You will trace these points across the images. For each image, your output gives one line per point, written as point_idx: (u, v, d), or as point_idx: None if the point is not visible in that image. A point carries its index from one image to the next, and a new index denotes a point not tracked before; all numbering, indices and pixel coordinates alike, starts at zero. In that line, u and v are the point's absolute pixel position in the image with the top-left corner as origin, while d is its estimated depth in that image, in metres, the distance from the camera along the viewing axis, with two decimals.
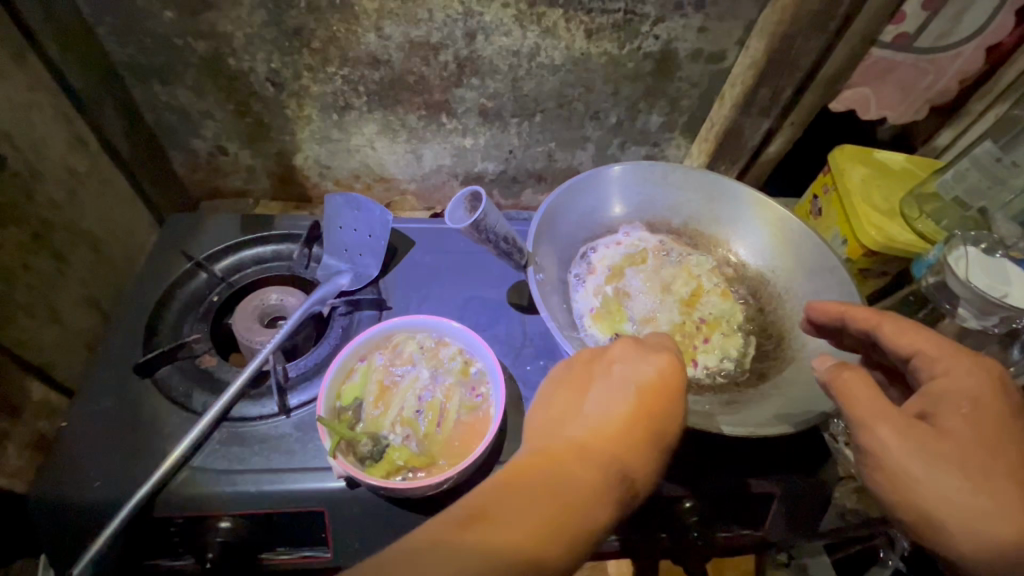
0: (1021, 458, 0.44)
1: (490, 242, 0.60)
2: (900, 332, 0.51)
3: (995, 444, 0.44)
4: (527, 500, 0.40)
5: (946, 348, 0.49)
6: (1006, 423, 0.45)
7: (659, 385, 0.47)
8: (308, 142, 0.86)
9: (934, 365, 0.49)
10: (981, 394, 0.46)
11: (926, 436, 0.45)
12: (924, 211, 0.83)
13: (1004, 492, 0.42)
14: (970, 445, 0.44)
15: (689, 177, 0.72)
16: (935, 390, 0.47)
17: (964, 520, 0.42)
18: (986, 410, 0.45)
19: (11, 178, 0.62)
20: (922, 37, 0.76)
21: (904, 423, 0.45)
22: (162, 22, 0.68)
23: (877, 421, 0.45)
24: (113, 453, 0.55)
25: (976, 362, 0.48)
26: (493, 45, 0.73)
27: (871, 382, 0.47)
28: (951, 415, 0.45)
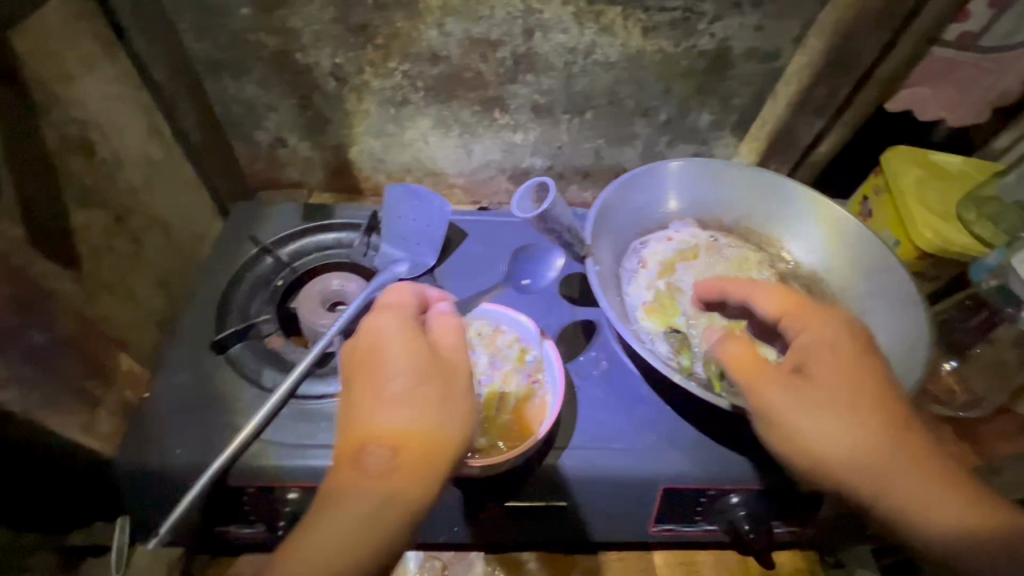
0: (879, 392, 0.50)
1: (552, 232, 0.63)
2: (768, 296, 0.56)
3: (857, 377, 0.50)
4: (369, 471, 0.43)
5: (807, 308, 0.55)
6: (861, 355, 0.51)
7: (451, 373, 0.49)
8: (364, 135, 0.88)
9: (795, 319, 0.55)
10: (839, 337, 0.52)
11: (796, 386, 0.50)
12: (983, 213, 0.81)
13: (869, 418, 0.49)
14: (832, 384, 0.50)
15: (743, 175, 0.72)
16: (801, 344, 0.53)
17: (844, 453, 0.48)
18: (843, 350, 0.51)
19: (99, 165, 0.66)
20: (987, 36, 0.75)
21: (780, 377, 0.51)
22: (237, 18, 0.72)
23: (756, 379, 0.51)
24: (191, 425, 0.58)
25: (833, 312, 0.54)
26: (550, 42, 0.75)
27: (748, 346, 0.53)
28: (816, 362, 0.51)
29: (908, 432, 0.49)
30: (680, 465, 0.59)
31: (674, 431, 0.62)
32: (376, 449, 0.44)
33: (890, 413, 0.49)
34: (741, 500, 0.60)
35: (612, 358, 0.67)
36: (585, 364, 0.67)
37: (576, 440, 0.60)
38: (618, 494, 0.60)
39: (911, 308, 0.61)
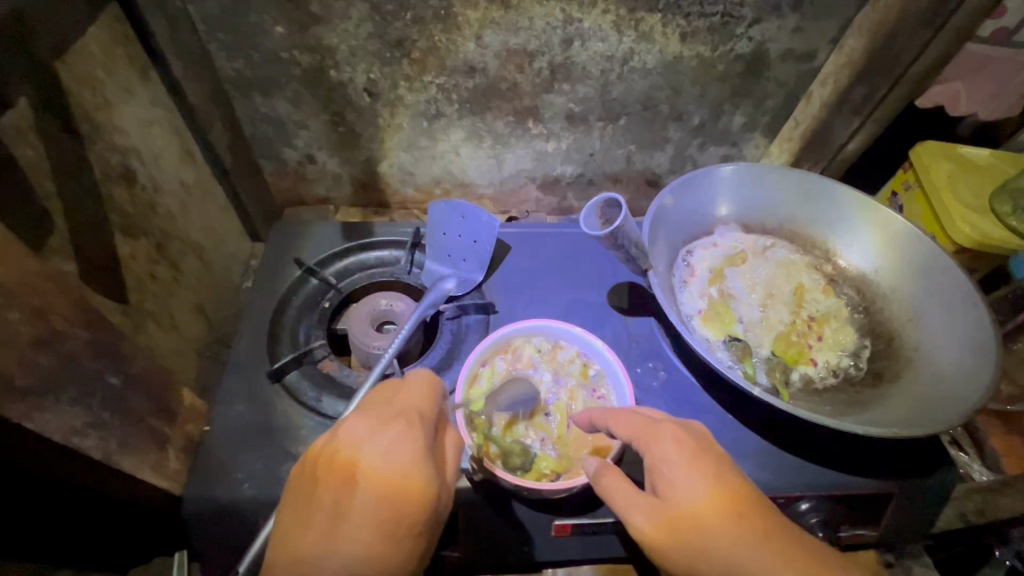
0: (726, 496, 0.43)
1: (622, 249, 0.61)
2: (621, 419, 0.51)
3: (699, 495, 0.43)
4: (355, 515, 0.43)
5: (648, 423, 0.49)
6: (710, 467, 0.45)
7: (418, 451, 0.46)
8: (395, 149, 0.87)
9: (642, 444, 0.48)
10: (674, 453, 0.46)
11: (657, 515, 0.44)
12: (1018, 205, 0.80)
13: (712, 537, 0.42)
14: (692, 512, 0.43)
15: (787, 178, 0.72)
16: (650, 464, 0.47)
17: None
18: (691, 472, 0.45)
19: (140, 192, 0.65)
20: (1020, 32, 0.75)
21: (637, 505, 0.45)
22: (271, 37, 0.70)
23: (632, 516, 0.45)
24: (256, 457, 0.58)
25: (665, 425, 0.48)
26: (588, 50, 0.74)
27: (622, 480, 0.47)
28: (665, 485, 0.45)
29: (778, 537, 0.42)
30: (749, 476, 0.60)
31: (737, 440, 0.63)
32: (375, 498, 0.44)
33: (762, 525, 0.42)
34: (810, 506, 0.59)
35: (669, 367, 0.67)
36: (643, 375, 0.66)
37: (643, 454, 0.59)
38: None
39: (970, 307, 0.61)
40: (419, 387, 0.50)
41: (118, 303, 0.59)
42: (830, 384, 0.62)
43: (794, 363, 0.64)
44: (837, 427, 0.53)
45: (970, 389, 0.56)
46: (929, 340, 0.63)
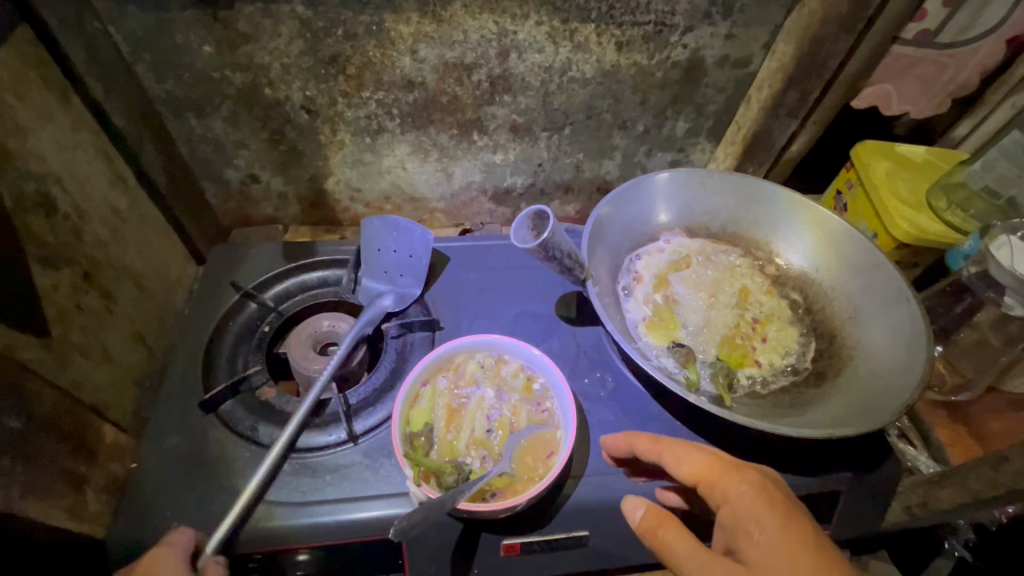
0: (816, 564, 0.41)
1: (555, 260, 0.60)
2: (683, 457, 0.49)
3: (788, 559, 0.42)
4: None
5: (715, 466, 0.48)
6: (792, 527, 0.43)
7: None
8: (340, 166, 0.86)
9: (711, 489, 0.47)
10: (757, 509, 0.44)
11: (734, 574, 0.42)
12: (951, 201, 0.84)
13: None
14: (769, 570, 0.42)
15: (726, 182, 0.73)
16: (726, 517, 0.46)
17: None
18: (768, 528, 0.43)
19: (61, 219, 0.62)
20: (942, 33, 0.77)
21: (709, 562, 0.43)
22: (199, 57, 0.69)
23: (700, 574, 0.43)
24: (186, 494, 0.55)
25: (743, 471, 0.47)
26: (525, 62, 0.74)
27: (686, 533, 0.46)
28: (747, 544, 0.43)
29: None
30: None
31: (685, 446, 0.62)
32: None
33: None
34: None
35: (617, 375, 0.67)
36: (591, 385, 0.66)
37: (590, 466, 0.59)
38: None
39: (903, 304, 0.62)
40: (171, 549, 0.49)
41: (36, 338, 0.56)
42: (773, 385, 0.63)
43: (738, 366, 0.64)
44: (776, 430, 0.53)
45: (905, 384, 0.56)
46: (868, 337, 0.64)
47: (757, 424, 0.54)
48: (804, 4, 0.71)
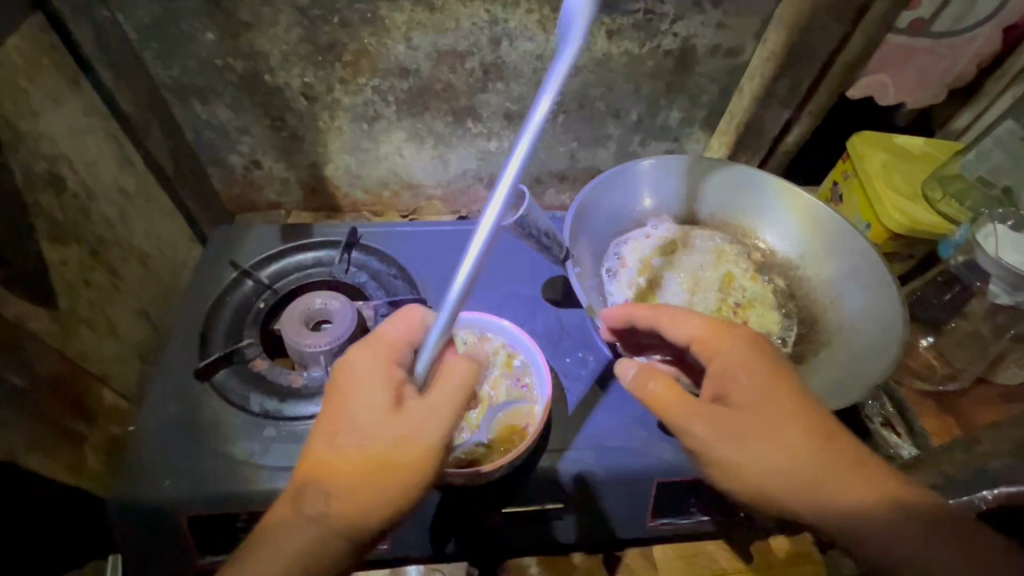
0: (795, 405, 0.50)
1: (531, 238, 0.62)
2: (684, 322, 0.55)
3: (772, 399, 0.50)
4: (330, 458, 0.46)
5: (713, 328, 0.54)
6: (777, 376, 0.51)
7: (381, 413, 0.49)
8: (339, 152, 0.88)
9: (708, 346, 0.54)
10: (748, 360, 0.51)
11: (717, 414, 0.50)
12: (947, 192, 0.82)
13: (779, 437, 0.48)
14: (753, 407, 0.50)
15: (712, 169, 0.74)
16: (716, 368, 0.52)
17: (768, 476, 0.48)
18: (756, 372, 0.51)
19: (70, 197, 0.65)
20: (936, 23, 0.77)
21: (701, 407, 0.50)
22: (202, 44, 0.71)
23: (690, 415, 0.50)
24: (181, 458, 0.58)
25: (738, 331, 0.54)
26: (517, 50, 0.76)
27: (675, 381, 0.52)
28: (737, 391, 0.51)
29: (835, 443, 0.49)
30: (676, 457, 0.60)
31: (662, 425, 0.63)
32: (337, 450, 0.46)
33: (822, 428, 0.49)
34: None
35: (600, 355, 0.68)
36: (572, 365, 0.68)
37: (568, 441, 0.61)
38: (617, 493, 0.60)
39: (884, 289, 0.63)
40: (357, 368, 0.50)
41: (44, 309, 0.60)
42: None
43: None
44: None
45: (879, 366, 0.57)
46: (848, 322, 0.64)
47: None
48: None
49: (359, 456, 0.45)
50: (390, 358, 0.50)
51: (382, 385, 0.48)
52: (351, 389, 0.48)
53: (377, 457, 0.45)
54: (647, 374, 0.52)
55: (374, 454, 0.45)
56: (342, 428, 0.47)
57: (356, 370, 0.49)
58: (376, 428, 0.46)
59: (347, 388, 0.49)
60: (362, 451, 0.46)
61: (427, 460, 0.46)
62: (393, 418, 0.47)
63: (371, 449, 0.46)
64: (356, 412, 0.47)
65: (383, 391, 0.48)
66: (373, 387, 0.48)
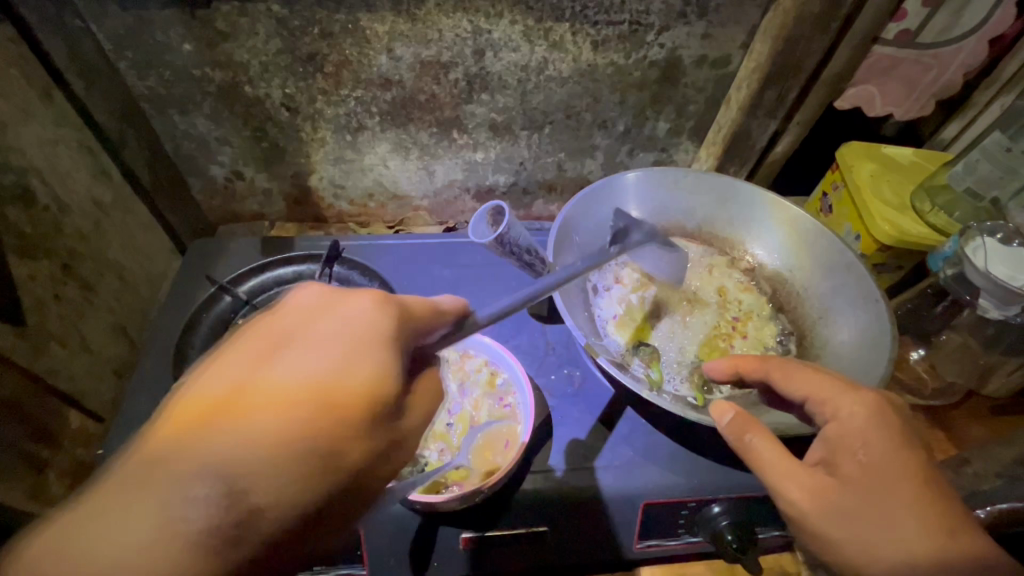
0: (919, 489, 0.42)
1: (512, 254, 0.64)
2: (797, 375, 0.49)
3: (891, 479, 0.43)
4: (250, 411, 0.33)
5: (832, 386, 0.48)
6: (904, 453, 0.44)
7: (358, 336, 0.37)
8: (322, 163, 0.87)
9: (825, 408, 0.47)
10: (870, 430, 0.45)
11: (823, 485, 0.44)
12: (936, 204, 0.81)
13: (893, 520, 0.41)
14: (869, 486, 0.43)
15: (700, 181, 0.73)
16: (830, 434, 0.46)
17: (874, 562, 0.41)
18: (876, 447, 0.44)
19: (41, 210, 0.63)
20: (924, 32, 0.76)
21: (795, 471, 0.45)
22: (179, 54, 0.70)
23: (783, 480, 0.45)
24: None
25: (862, 394, 0.47)
26: (502, 61, 0.75)
27: (776, 441, 0.46)
28: (848, 461, 0.44)
29: (959, 539, 0.41)
30: (656, 479, 0.59)
31: (648, 445, 0.62)
32: (221, 440, 0.32)
33: (948, 521, 0.41)
34: (723, 509, 0.59)
35: (585, 372, 0.67)
36: (557, 382, 0.67)
37: (551, 462, 0.59)
38: (599, 515, 0.58)
39: (872, 304, 0.62)
40: (361, 312, 0.38)
41: (11, 327, 0.58)
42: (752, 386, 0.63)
43: None
44: None
45: (866, 382, 0.56)
46: (836, 338, 0.64)
47: None
48: (779, 4, 0.71)
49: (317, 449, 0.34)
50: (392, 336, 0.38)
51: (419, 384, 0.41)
52: (319, 345, 0.37)
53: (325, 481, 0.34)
54: (750, 425, 0.47)
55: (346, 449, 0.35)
56: (295, 379, 0.35)
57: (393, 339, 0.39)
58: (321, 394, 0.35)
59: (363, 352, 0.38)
60: (323, 460, 0.34)
61: (297, 520, 0.33)
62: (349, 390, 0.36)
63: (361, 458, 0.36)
64: (300, 383, 0.35)
65: (368, 358, 0.37)
66: (343, 368, 0.36)
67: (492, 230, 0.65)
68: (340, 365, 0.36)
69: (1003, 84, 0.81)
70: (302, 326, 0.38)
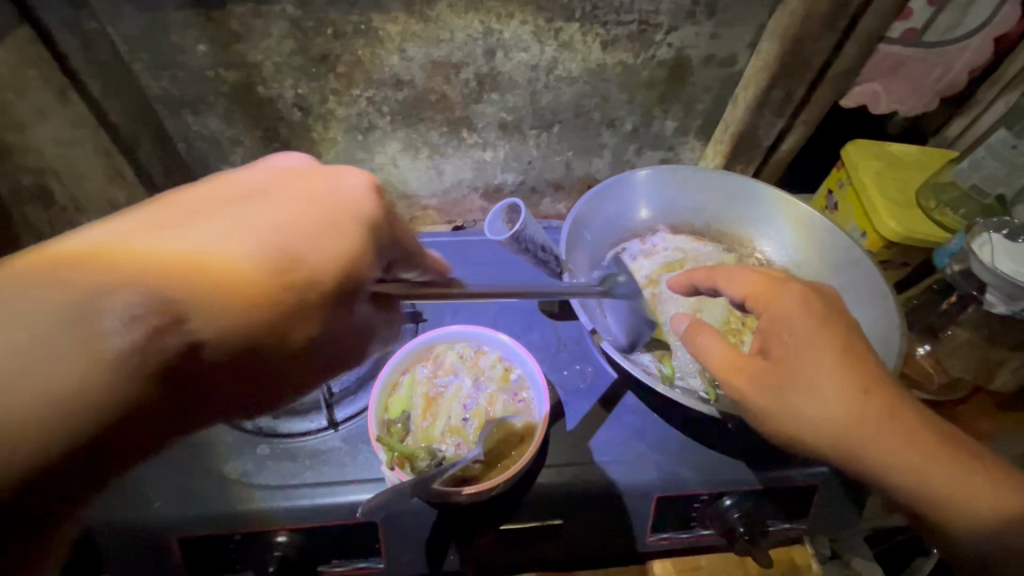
0: (841, 358, 0.47)
1: (528, 250, 0.65)
2: (735, 277, 0.53)
3: (816, 354, 0.47)
4: (112, 262, 0.35)
5: (767, 284, 0.52)
6: (829, 331, 0.48)
7: (241, 221, 0.41)
8: (333, 163, 0.87)
9: (760, 303, 0.52)
10: (796, 315, 0.49)
11: (760, 370, 0.50)
12: (941, 201, 0.82)
13: (819, 389, 0.47)
14: (798, 361, 0.48)
15: (709, 178, 0.74)
16: (766, 324, 0.51)
17: (806, 427, 0.47)
18: (802, 326, 0.48)
19: None
20: (930, 31, 0.77)
21: (736, 362, 0.51)
22: (194, 55, 0.70)
23: (727, 371, 0.51)
24: (169, 477, 0.56)
25: (792, 286, 0.51)
26: (512, 60, 0.76)
27: (718, 337, 0.52)
28: (778, 344, 0.49)
29: (879, 396, 0.46)
30: (671, 473, 0.59)
31: (661, 439, 0.62)
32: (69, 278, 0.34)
33: (868, 383, 0.46)
34: (734, 501, 0.60)
35: (598, 368, 0.68)
36: (570, 378, 0.67)
37: (566, 456, 0.60)
38: (614, 509, 0.59)
39: (882, 299, 0.62)
40: (242, 204, 0.43)
41: None
42: None
43: None
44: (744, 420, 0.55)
45: None
46: None
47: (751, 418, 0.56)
48: (787, 3, 0.72)
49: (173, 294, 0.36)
50: (264, 221, 0.42)
51: (331, 259, 0.43)
52: (189, 224, 0.40)
53: (170, 320, 0.35)
54: (700, 330, 0.53)
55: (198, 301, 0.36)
56: (168, 244, 0.38)
57: (294, 209, 0.43)
58: (189, 254, 0.38)
59: (262, 216, 0.42)
60: (176, 295, 0.36)
61: (156, 369, 0.34)
62: (218, 258, 0.39)
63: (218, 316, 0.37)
64: (162, 248, 0.38)
65: (236, 234, 0.41)
66: (212, 243, 0.39)
67: (508, 228, 0.66)
68: (212, 241, 0.39)
69: (1007, 82, 0.82)
70: (179, 214, 0.41)
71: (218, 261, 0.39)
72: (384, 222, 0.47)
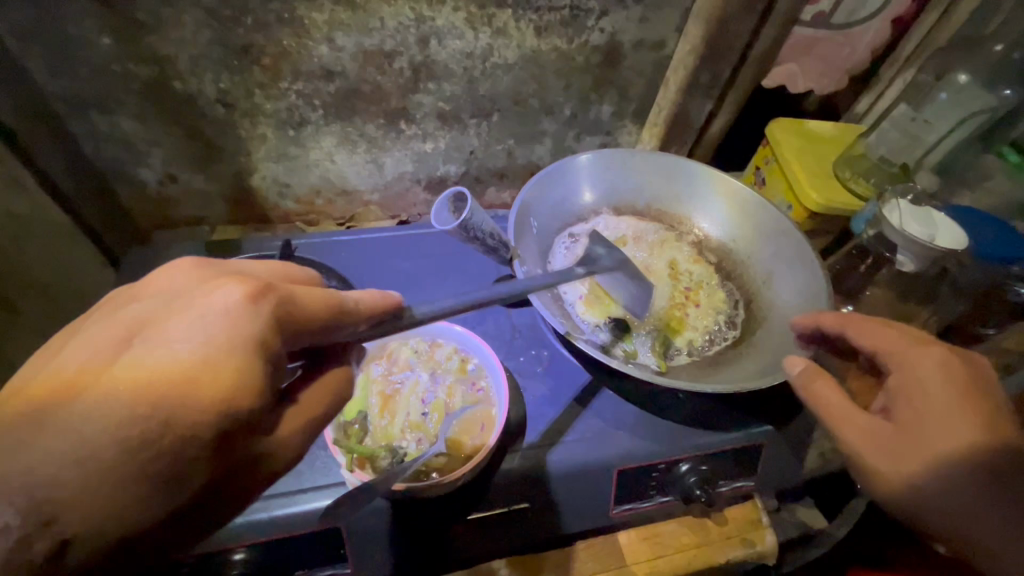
0: (982, 433, 0.45)
1: (478, 239, 0.66)
2: (866, 330, 0.54)
3: (953, 423, 0.46)
4: None
5: (906, 343, 0.51)
6: (972, 400, 0.47)
7: (127, 393, 0.31)
8: (264, 161, 0.83)
9: (893, 359, 0.52)
10: (933, 377, 0.48)
11: (878, 427, 0.49)
12: (856, 171, 0.88)
13: (941, 459, 0.45)
14: (930, 427, 0.46)
15: (646, 161, 0.77)
16: (896, 382, 0.50)
17: (918, 496, 0.45)
18: (940, 391, 0.47)
19: None
20: (836, 14, 0.82)
21: (852, 414, 0.50)
22: (97, 48, 0.65)
23: (840, 421, 0.50)
24: None
25: (931, 347, 0.50)
26: (446, 48, 0.74)
27: (838, 387, 0.52)
28: (908, 405, 0.48)
29: None
30: (626, 446, 0.62)
31: (617, 415, 0.64)
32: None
33: (1013, 470, 0.44)
34: (690, 466, 0.62)
35: (553, 350, 0.69)
36: (526, 363, 0.68)
37: (526, 440, 0.61)
38: (576, 487, 0.60)
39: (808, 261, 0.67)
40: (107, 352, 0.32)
41: None
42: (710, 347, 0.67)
43: (676, 333, 0.68)
44: (692, 387, 0.57)
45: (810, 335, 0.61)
46: (780, 297, 0.69)
47: (699, 386, 0.58)
48: None
49: (57, 496, 0.28)
50: (158, 376, 0.32)
51: (213, 415, 0.32)
52: (53, 405, 0.30)
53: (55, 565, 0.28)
54: (817, 376, 0.53)
55: (81, 510, 0.28)
56: (49, 458, 0.28)
57: (167, 350, 0.32)
58: (58, 460, 0.28)
59: (139, 368, 0.31)
60: (56, 528, 0.28)
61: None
62: (134, 441, 0.30)
63: (110, 524, 0.29)
64: (38, 457, 0.28)
65: (131, 416, 0.30)
66: (87, 438, 0.29)
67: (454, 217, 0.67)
68: (107, 434, 0.29)
69: (905, 60, 0.90)
70: (64, 370, 0.31)
71: (107, 464, 0.29)
72: (289, 328, 0.36)
